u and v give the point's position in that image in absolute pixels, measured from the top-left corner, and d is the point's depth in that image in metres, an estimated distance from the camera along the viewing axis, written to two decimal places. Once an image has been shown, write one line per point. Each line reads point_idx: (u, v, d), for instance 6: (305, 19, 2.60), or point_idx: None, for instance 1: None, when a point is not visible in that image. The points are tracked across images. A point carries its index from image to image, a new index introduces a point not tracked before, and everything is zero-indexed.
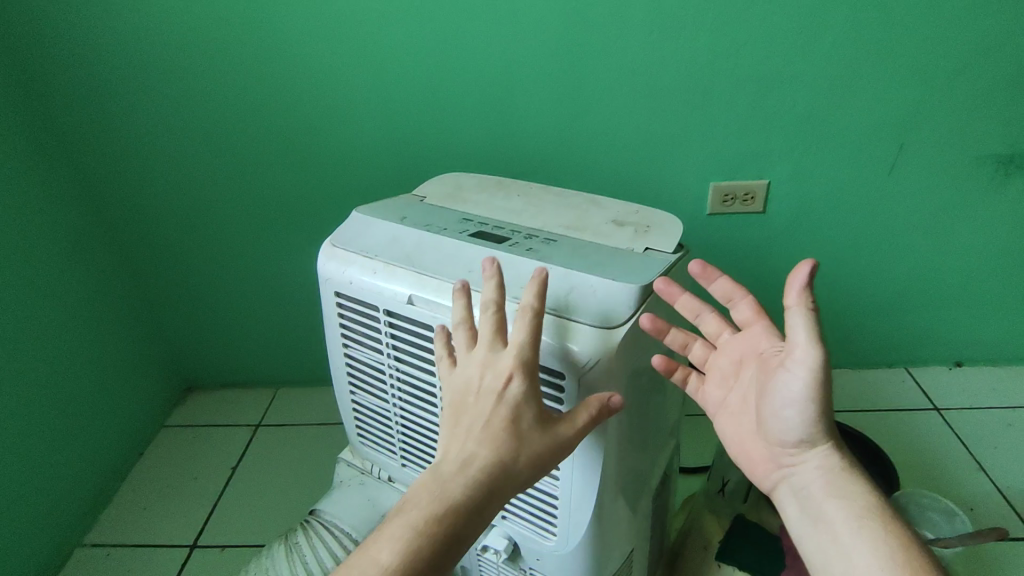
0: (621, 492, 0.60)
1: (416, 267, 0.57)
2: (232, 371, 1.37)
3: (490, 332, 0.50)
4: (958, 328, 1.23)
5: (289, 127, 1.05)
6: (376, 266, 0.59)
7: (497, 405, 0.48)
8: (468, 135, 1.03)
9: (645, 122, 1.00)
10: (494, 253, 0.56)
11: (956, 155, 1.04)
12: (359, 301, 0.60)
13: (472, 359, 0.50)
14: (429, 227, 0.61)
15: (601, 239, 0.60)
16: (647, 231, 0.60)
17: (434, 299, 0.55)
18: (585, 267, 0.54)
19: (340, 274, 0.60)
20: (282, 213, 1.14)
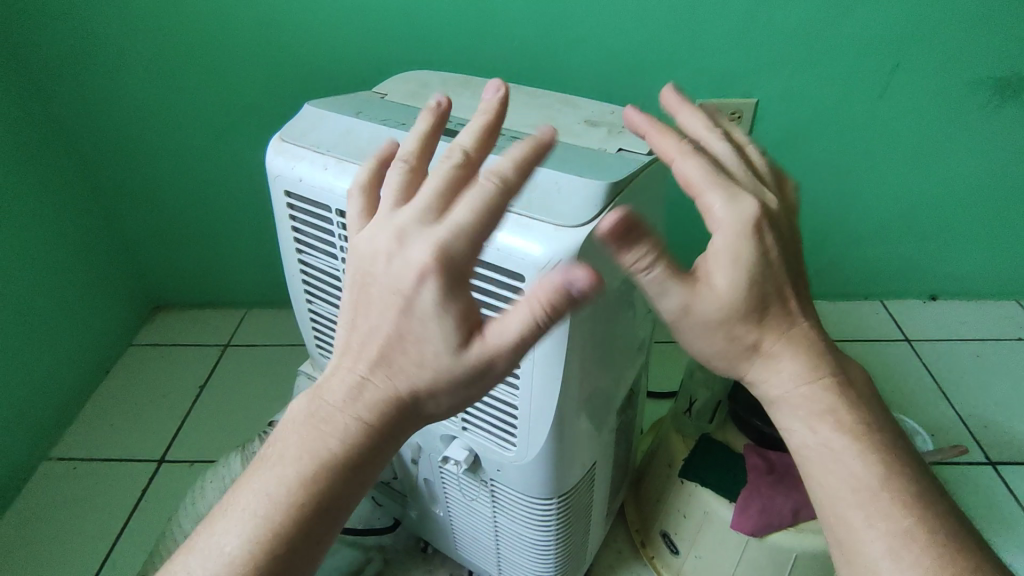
0: (585, 405, 0.59)
1: (369, 163, 0.53)
2: (200, 290, 1.33)
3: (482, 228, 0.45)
4: (934, 261, 1.23)
5: (247, 26, 0.96)
6: (327, 161, 0.55)
7: (404, 312, 0.36)
8: (439, 41, 0.96)
9: (631, 31, 0.93)
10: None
11: (954, 78, 0.99)
12: (310, 201, 0.57)
13: (390, 227, 0.38)
14: (386, 123, 0.57)
15: (571, 138, 0.56)
16: (622, 131, 0.56)
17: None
18: (551, 165, 0.50)
19: (290, 171, 0.57)
20: (243, 123, 1.07)
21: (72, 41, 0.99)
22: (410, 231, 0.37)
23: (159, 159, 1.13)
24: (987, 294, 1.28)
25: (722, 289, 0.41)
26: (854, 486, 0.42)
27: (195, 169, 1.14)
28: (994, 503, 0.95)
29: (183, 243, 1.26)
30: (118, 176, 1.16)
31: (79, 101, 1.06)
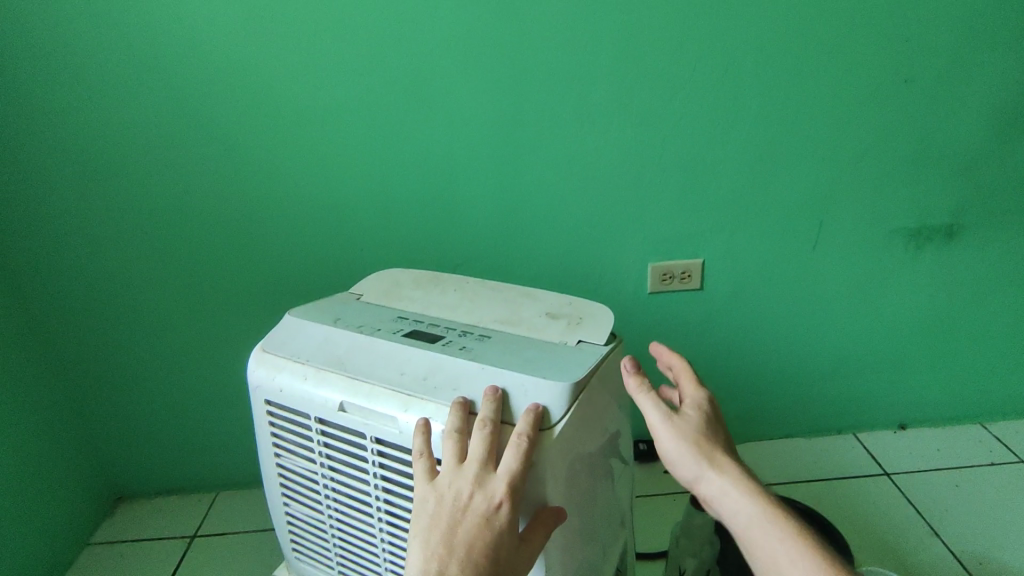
0: None
1: (347, 372, 0.57)
2: (169, 477, 1.29)
3: (485, 448, 0.49)
4: (894, 392, 1.28)
5: (230, 225, 1.04)
6: (306, 371, 0.58)
7: (485, 525, 0.48)
8: (412, 229, 1.05)
9: (582, 212, 1.05)
10: (426, 354, 0.57)
11: (872, 232, 1.12)
12: (290, 409, 0.59)
13: (464, 473, 0.49)
14: (362, 329, 0.62)
15: (534, 332, 0.60)
16: (580, 322, 0.61)
17: (366, 406, 0.54)
18: (516, 365, 0.55)
19: (270, 380, 0.60)
20: (223, 311, 1.11)
21: (63, 249, 1.04)
22: (481, 474, 0.49)
23: (138, 350, 1.15)
24: (952, 421, 1.32)
25: (693, 415, 0.59)
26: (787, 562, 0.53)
27: (173, 356, 1.16)
28: None
29: (155, 429, 1.23)
30: (93, 368, 1.16)
31: (64, 301, 1.09)
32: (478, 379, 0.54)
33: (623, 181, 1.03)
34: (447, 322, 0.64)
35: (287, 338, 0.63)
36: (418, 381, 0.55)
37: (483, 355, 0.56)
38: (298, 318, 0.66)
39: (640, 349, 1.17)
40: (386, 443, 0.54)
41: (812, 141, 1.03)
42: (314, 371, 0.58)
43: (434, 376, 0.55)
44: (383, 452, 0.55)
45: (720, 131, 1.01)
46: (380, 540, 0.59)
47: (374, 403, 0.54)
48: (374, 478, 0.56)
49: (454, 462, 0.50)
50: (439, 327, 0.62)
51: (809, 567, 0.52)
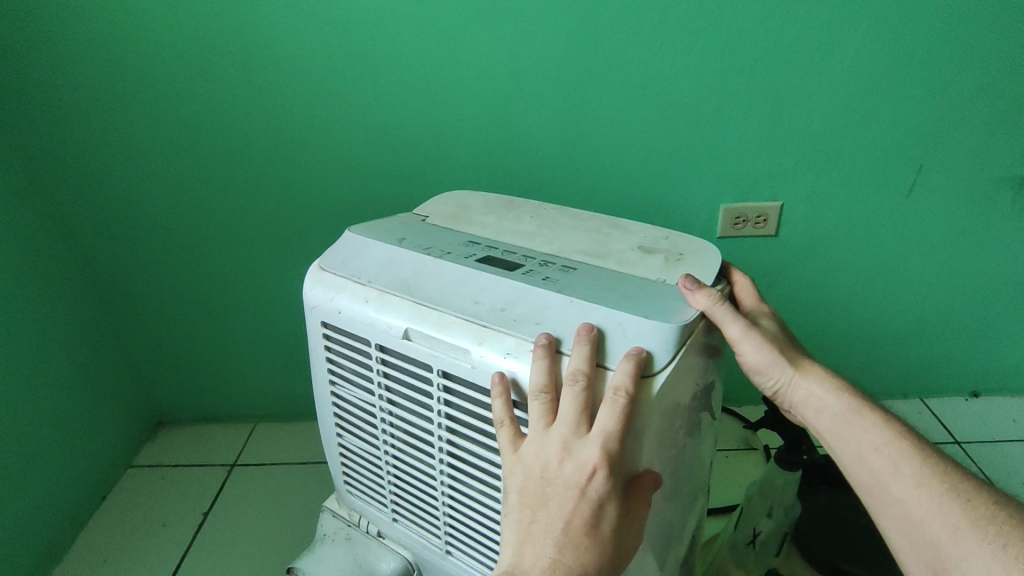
0: (652, 546, 0.53)
1: (414, 297, 0.51)
2: (208, 405, 1.27)
3: (575, 410, 0.43)
4: (973, 356, 1.18)
5: (270, 146, 0.97)
6: (368, 293, 0.53)
7: (581, 495, 0.43)
8: (465, 157, 0.97)
9: (654, 144, 0.95)
10: (505, 283, 0.50)
11: (977, 180, 1.00)
12: (349, 334, 0.54)
13: (552, 438, 0.44)
14: (430, 251, 0.55)
15: (627, 267, 0.53)
16: (680, 259, 0.54)
17: (434, 335, 0.49)
18: (611, 300, 0.48)
19: (328, 302, 0.54)
20: (262, 239, 1.06)
21: (97, 166, 0.99)
22: (572, 440, 0.43)
23: (176, 276, 1.11)
24: None
25: (770, 327, 0.53)
26: (885, 466, 0.48)
27: (212, 284, 1.12)
28: None
29: (194, 358, 1.21)
30: (132, 293, 1.13)
31: (100, 222, 1.05)
32: (565, 314, 0.47)
33: (703, 110, 0.92)
34: (525, 250, 0.57)
35: (349, 257, 0.57)
36: (495, 311, 0.48)
37: (571, 289, 0.49)
38: (360, 235, 0.59)
39: None
40: (455, 378, 0.48)
41: (923, 74, 0.91)
42: (378, 295, 0.52)
43: (513, 308, 0.48)
44: (450, 388, 0.49)
45: (821, 54, 0.88)
46: (440, 481, 0.55)
47: (444, 333, 0.48)
48: (437, 417, 0.51)
49: (541, 426, 0.44)
50: (516, 255, 0.56)
51: (935, 490, 0.46)
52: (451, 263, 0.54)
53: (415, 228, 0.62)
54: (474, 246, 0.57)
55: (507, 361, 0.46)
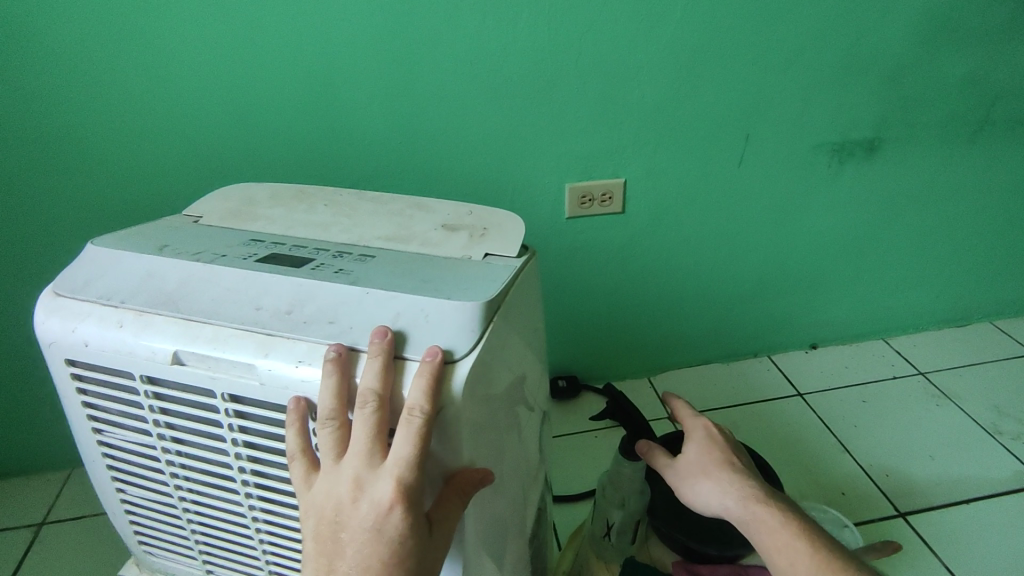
0: (488, 548, 0.49)
1: (180, 313, 0.41)
2: (6, 456, 1.07)
3: (368, 439, 0.37)
4: (809, 312, 1.27)
5: (36, 138, 0.81)
6: (122, 317, 0.42)
7: (378, 538, 0.37)
8: (284, 145, 0.86)
9: (493, 123, 0.90)
10: (290, 280, 0.42)
11: (798, 148, 1.05)
12: (106, 370, 0.43)
13: (342, 475, 0.37)
14: (201, 257, 0.46)
15: (431, 249, 0.48)
16: (484, 234, 0.50)
17: (209, 354, 0.40)
18: (411, 287, 0.42)
19: (70, 334, 0.43)
20: (43, 253, 0.89)
21: None
22: (364, 475, 0.37)
23: None
24: (858, 338, 1.34)
25: (692, 454, 0.58)
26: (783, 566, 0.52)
27: None
28: (919, 559, 0.92)
29: None
30: None
31: None
32: (363, 307, 0.40)
33: (538, 87, 0.88)
34: (318, 243, 0.50)
35: (95, 275, 0.46)
36: (279, 316, 0.40)
37: (370, 278, 0.43)
38: (111, 248, 0.48)
39: (558, 280, 1.07)
40: (247, 402, 0.40)
41: (742, 47, 0.93)
42: (135, 316, 0.42)
43: (302, 309, 0.40)
44: (243, 413, 0.41)
45: (647, 27, 0.87)
46: (253, 521, 0.46)
47: (220, 352, 0.39)
48: (233, 447, 0.42)
49: (332, 459, 0.38)
50: (306, 249, 0.48)
51: None
52: (226, 264, 0.45)
53: (187, 230, 0.52)
54: (258, 245, 0.49)
55: (300, 370, 0.38)
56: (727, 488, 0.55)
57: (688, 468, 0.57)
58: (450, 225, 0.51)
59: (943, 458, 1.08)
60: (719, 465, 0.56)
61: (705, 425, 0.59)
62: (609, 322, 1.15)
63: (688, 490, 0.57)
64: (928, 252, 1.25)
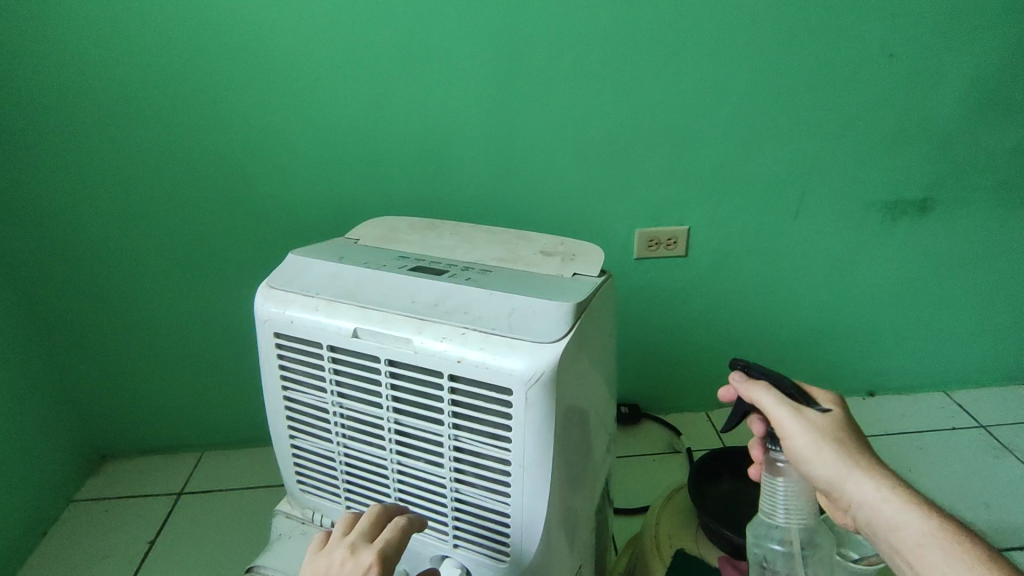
0: (563, 523, 0.61)
1: (359, 302, 0.59)
2: (154, 436, 1.28)
3: (369, 522, 0.56)
4: (866, 359, 1.33)
5: (217, 176, 1.03)
6: (318, 303, 0.60)
7: None
8: (405, 190, 1.06)
9: (575, 176, 1.07)
10: (435, 284, 0.59)
11: (852, 205, 1.15)
12: (301, 341, 0.60)
13: (343, 543, 0.54)
14: (369, 265, 0.63)
15: (532, 268, 0.64)
16: (573, 259, 0.65)
17: (379, 330, 0.56)
18: (521, 291, 0.57)
19: (280, 314, 0.61)
20: (211, 266, 1.11)
21: (52, 205, 1.04)
22: (356, 544, 0.54)
23: (124, 308, 1.14)
24: (918, 390, 1.38)
25: (828, 415, 0.54)
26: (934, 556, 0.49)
27: (161, 315, 1.15)
28: None
29: (141, 389, 1.23)
30: (81, 326, 1.15)
31: (52, 258, 1.08)
32: (487, 303, 0.56)
33: (615, 147, 1.05)
34: (448, 261, 0.66)
35: (296, 275, 0.64)
36: (429, 307, 0.56)
37: (491, 284, 0.59)
38: (305, 257, 0.67)
39: (625, 314, 1.20)
40: (400, 364, 0.56)
41: (797, 116, 1.07)
42: (327, 303, 0.59)
43: (445, 303, 0.57)
44: (397, 374, 0.57)
45: (711, 99, 1.03)
46: (391, 461, 0.61)
47: (389, 328, 0.56)
48: (386, 401, 0.58)
49: (340, 535, 0.56)
50: (440, 265, 0.65)
51: None
52: (388, 271, 0.62)
53: (352, 248, 0.70)
54: (405, 261, 0.66)
55: (444, 343, 0.54)
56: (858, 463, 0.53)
57: (818, 427, 0.54)
58: (546, 252, 0.67)
59: (998, 507, 1.10)
60: (850, 436, 0.54)
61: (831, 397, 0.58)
62: (672, 356, 1.26)
63: (815, 447, 0.53)
64: (989, 309, 1.29)
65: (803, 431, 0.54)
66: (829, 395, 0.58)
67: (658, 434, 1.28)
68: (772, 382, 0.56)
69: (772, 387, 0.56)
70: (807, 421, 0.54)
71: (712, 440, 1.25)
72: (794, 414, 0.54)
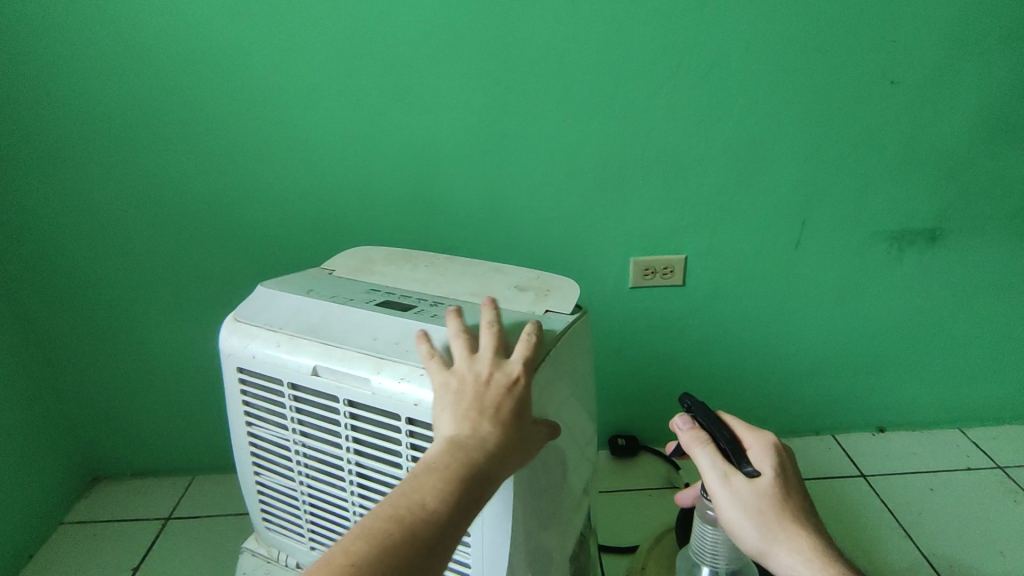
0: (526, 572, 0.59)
1: (321, 338, 0.57)
2: (146, 459, 1.28)
3: (495, 341, 0.52)
4: (874, 393, 1.28)
5: (208, 202, 1.03)
6: (280, 338, 0.58)
7: (509, 395, 0.49)
8: (395, 216, 1.05)
9: (568, 203, 1.05)
10: (400, 321, 0.57)
11: (856, 234, 1.12)
12: (263, 377, 0.59)
13: (481, 357, 0.51)
14: (336, 299, 0.62)
15: (503, 304, 0.62)
16: (547, 295, 0.63)
17: (338, 369, 0.54)
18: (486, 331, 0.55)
19: (243, 348, 0.59)
20: (202, 290, 1.10)
21: (46, 230, 1.05)
22: (496, 356, 0.51)
23: (117, 332, 1.14)
24: (930, 425, 1.32)
25: (755, 480, 0.58)
26: None
27: (153, 339, 1.15)
28: None
29: (132, 412, 1.22)
30: (75, 349, 1.15)
31: (47, 281, 1.09)
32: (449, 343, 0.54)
33: (609, 174, 1.03)
34: (419, 295, 0.65)
35: (262, 309, 0.62)
36: (390, 345, 0.55)
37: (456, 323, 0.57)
38: (274, 289, 0.65)
39: (621, 344, 1.17)
40: (359, 405, 0.54)
41: (796, 144, 1.04)
42: (290, 339, 0.58)
43: (407, 342, 0.55)
44: (356, 415, 0.55)
45: (706, 126, 1.01)
46: (351, 503, 0.59)
47: (347, 367, 0.54)
48: (345, 442, 0.56)
49: (467, 352, 0.52)
50: (410, 299, 0.63)
51: None
52: (354, 306, 0.60)
53: (323, 280, 0.69)
54: (375, 295, 0.65)
55: (401, 385, 0.52)
56: (780, 529, 0.57)
57: (742, 495, 0.58)
58: (520, 288, 0.65)
59: (1016, 554, 1.04)
60: (779, 500, 0.58)
61: (772, 450, 0.60)
62: (670, 387, 1.23)
63: (736, 513, 0.58)
64: (1006, 342, 1.24)
65: (724, 497, 0.58)
66: (771, 451, 0.60)
67: (656, 467, 1.24)
68: (703, 446, 0.61)
69: (701, 450, 0.61)
70: (731, 488, 0.58)
71: None
72: (719, 478, 0.59)
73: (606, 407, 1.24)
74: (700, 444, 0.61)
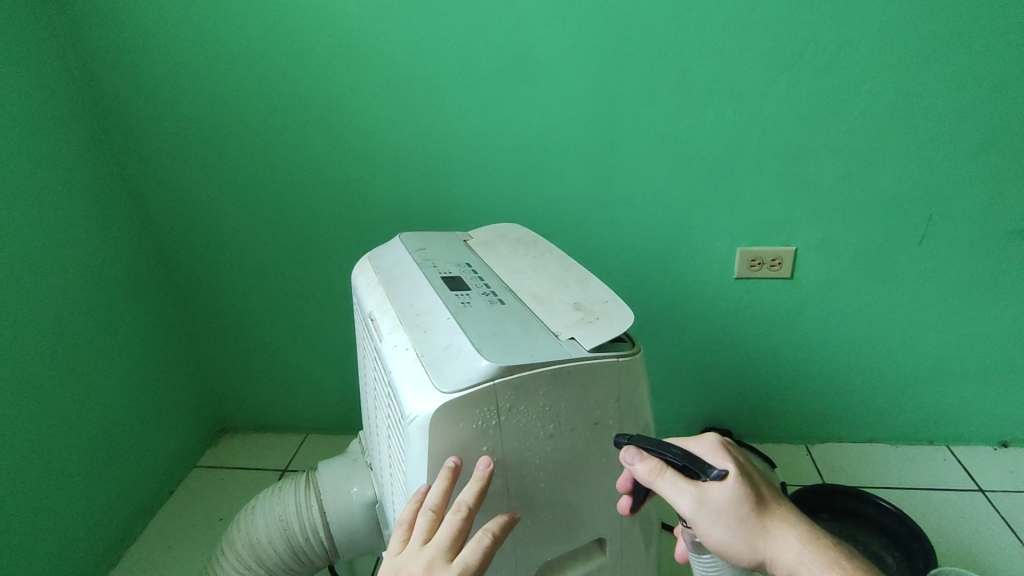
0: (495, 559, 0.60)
1: (387, 292, 0.71)
2: (267, 416, 1.41)
3: (448, 539, 0.54)
4: (999, 404, 1.19)
5: (333, 181, 1.11)
6: (375, 279, 0.75)
7: None
8: (506, 199, 1.09)
9: (676, 189, 1.05)
10: (432, 299, 0.66)
11: (991, 231, 1.04)
12: (357, 303, 0.78)
13: (423, 556, 0.54)
14: (425, 262, 0.75)
15: (548, 316, 0.65)
16: (592, 321, 0.63)
17: (379, 318, 0.68)
18: (479, 331, 0.60)
19: (361, 279, 0.79)
20: (325, 263, 1.20)
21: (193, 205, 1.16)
22: (440, 562, 0.53)
23: (248, 298, 1.26)
24: None
25: (729, 485, 0.57)
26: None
27: (278, 306, 1.26)
28: None
29: (258, 372, 1.35)
30: (209, 313, 1.28)
31: (191, 252, 1.21)
32: (441, 332, 0.60)
33: (721, 162, 1.02)
34: (491, 281, 0.72)
35: (391, 253, 0.80)
36: (413, 316, 0.64)
37: (470, 317, 0.63)
38: (403, 239, 0.83)
39: (721, 335, 1.16)
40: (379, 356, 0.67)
41: (927, 133, 0.98)
42: (375, 283, 0.74)
43: (419, 321, 0.63)
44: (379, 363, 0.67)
45: (828, 114, 0.97)
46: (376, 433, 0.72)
47: (382, 319, 0.67)
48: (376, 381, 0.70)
49: (420, 543, 0.55)
50: (478, 282, 0.71)
51: None
52: (423, 269, 0.73)
53: (448, 245, 0.82)
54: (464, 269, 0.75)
55: (392, 351, 0.62)
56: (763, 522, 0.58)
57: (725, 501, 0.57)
58: (578, 308, 0.66)
59: None
60: (753, 492, 0.58)
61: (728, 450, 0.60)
62: (769, 382, 1.20)
63: (721, 526, 0.57)
64: None
65: (706, 516, 0.57)
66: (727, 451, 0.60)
67: None
68: (666, 474, 0.57)
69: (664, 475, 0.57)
70: (707, 506, 0.57)
71: (810, 474, 1.18)
72: (695, 502, 0.56)
73: (702, 398, 1.23)
74: (660, 471, 0.57)
